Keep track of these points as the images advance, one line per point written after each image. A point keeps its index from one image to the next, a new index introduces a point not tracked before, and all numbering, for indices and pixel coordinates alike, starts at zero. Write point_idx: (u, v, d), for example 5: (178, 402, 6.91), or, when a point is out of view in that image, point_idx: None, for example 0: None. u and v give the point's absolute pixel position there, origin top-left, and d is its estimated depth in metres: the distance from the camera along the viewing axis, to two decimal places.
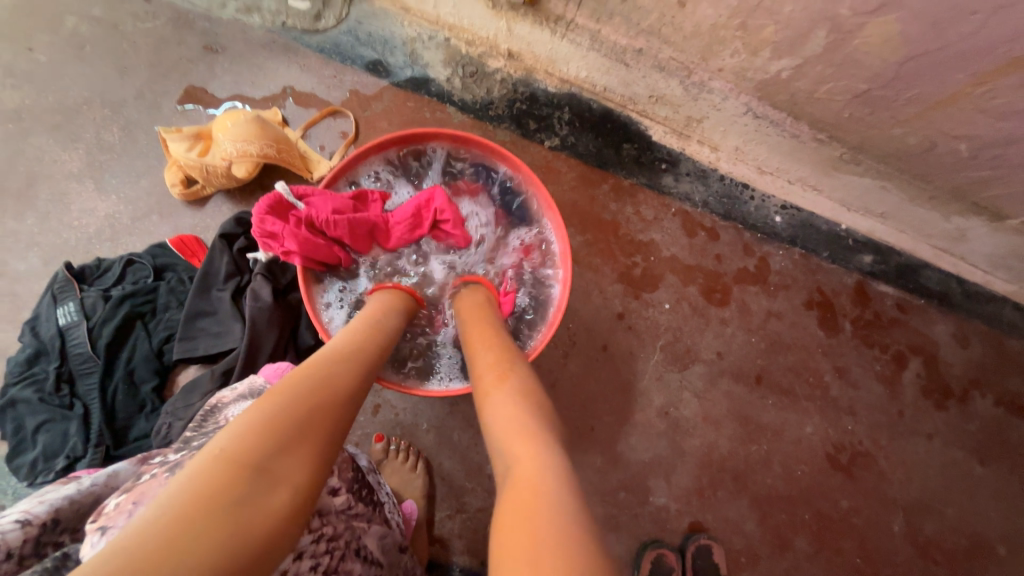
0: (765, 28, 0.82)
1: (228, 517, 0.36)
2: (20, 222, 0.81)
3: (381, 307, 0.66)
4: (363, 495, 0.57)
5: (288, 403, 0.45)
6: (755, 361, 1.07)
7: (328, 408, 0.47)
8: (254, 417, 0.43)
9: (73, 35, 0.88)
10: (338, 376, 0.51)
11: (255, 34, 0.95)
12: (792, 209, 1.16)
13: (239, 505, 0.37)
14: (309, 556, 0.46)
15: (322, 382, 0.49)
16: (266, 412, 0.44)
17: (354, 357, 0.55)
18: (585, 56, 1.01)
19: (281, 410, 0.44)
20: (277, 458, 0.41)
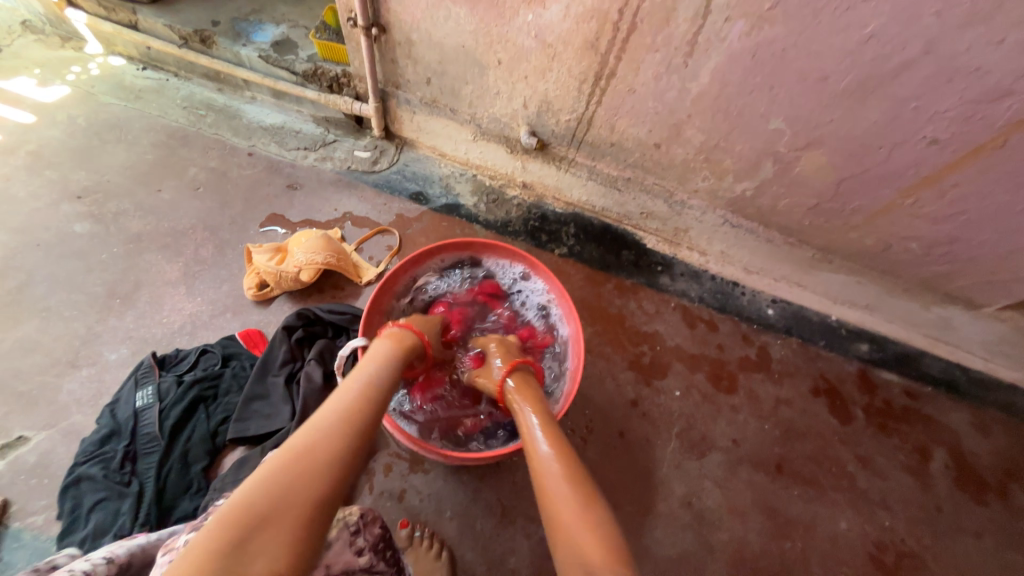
0: (724, 161, 1.05)
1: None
2: (119, 319, 0.96)
3: (364, 366, 0.61)
4: (389, 553, 0.65)
5: (273, 480, 0.46)
6: (772, 448, 1.09)
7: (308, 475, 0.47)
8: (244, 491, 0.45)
9: (192, 179, 1.15)
10: (326, 445, 0.50)
11: (327, 176, 1.23)
12: (781, 303, 1.29)
13: None
14: None
15: (310, 454, 0.48)
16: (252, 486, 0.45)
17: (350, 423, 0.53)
18: (586, 184, 1.25)
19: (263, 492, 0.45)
20: (253, 547, 0.42)
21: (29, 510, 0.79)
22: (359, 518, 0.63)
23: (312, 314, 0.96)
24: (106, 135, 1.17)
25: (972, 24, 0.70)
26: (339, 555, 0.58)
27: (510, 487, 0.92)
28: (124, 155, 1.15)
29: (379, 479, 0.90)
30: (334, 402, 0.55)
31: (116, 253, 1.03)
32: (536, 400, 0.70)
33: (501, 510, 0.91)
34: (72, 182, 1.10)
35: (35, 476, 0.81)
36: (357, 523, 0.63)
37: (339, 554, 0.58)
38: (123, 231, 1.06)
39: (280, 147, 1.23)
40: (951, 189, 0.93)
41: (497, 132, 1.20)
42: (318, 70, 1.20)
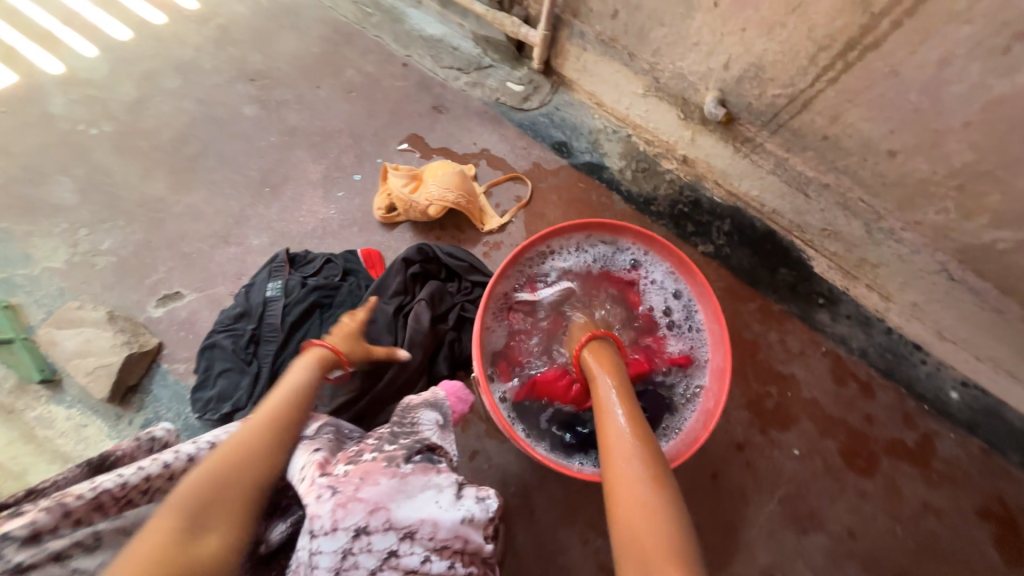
0: (988, 195, 0.77)
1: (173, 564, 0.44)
2: (265, 208, 1.02)
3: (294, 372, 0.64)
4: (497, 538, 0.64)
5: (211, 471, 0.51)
6: (896, 557, 0.89)
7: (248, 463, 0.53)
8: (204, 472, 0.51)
9: (348, 82, 1.14)
10: (260, 434, 0.56)
11: (474, 104, 1.14)
12: (974, 389, 1.00)
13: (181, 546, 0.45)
14: None
15: (241, 446, 0.54)
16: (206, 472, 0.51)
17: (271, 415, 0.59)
18: (763, 177, 1.02)
19: (207, 480, 0.50)
20: (197, 528, 0.47)
21: (176, 357, 0.91)
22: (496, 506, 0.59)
23: (431, 251, 0.94)
24: (284, 20, 1.18)
25: None
26: (478, 540, 0.56)
27: (580, 488, 0.87)
28: (295, 44, 1.16)
29: (455, 433, 0.90)
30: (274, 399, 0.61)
31: (273, 143, 1.08)
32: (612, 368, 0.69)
33: (564, 507, 0.86)
34: (249, 63, 1.14)
35: (183, 329, 0.93)
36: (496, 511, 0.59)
37: (479, 540, 0.56)
38: (282, 122, 1.10)
39: (434, 62, 1.16)
40: None
41: (675, 91, 1.00)
42: None
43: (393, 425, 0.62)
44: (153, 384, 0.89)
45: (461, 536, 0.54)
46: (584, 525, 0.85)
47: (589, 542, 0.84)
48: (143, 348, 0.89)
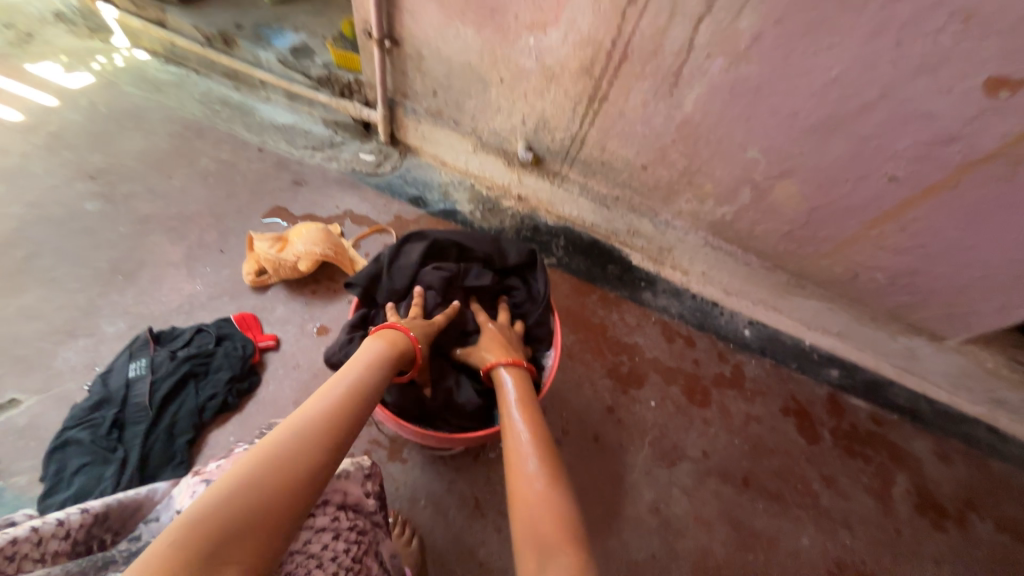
0: (705, 185, 1.13)
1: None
2: (120, 294, 1.00)
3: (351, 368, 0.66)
4: (381, 514, 0.68)
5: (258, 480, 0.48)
6: (741, 462, 1.13)
7: (290, 477, 0.50)
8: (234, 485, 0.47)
9: (202, 169, 1.21)
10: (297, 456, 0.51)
11: (331, 175, 1.29)
12: (758, 326, 1.35)
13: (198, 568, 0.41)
14: (343, 537, 0.56)
15: (291, 455, 0.51)
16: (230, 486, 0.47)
17: (327, 430, 0.56)
18: (577, 201, 1.32)
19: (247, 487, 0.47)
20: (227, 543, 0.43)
21: (14, 470, 0.81)
22: (368, 469, 0.67)
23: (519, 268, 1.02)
24: (125, 123, 1.23)
25: (922, 74, 0.78)
26: (354, 491, 0.61)
27: (485, 480, 0.95)
28: (140, 141, 1.22)
29: None
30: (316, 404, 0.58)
31: (123, 232, 1.08)
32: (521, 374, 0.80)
33: (474, 501, 0.93)
34: (87, 163, 1.15)
35: (24, 437, 0.83)
36: (368, 472, 0.67)
37: (354, 491, 0.61)
38: (131, 211, 1.11)
39: (289, 145, 1.30)
40: (912, 223, 1.00)
41: (495, 146, 1.27)
42: (331, 76, 1.28)
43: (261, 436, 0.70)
44: None
45: (340, 489, 0.59)
46: (494, 513, 0.92)
47: (502, 527, 0.91)
48: None
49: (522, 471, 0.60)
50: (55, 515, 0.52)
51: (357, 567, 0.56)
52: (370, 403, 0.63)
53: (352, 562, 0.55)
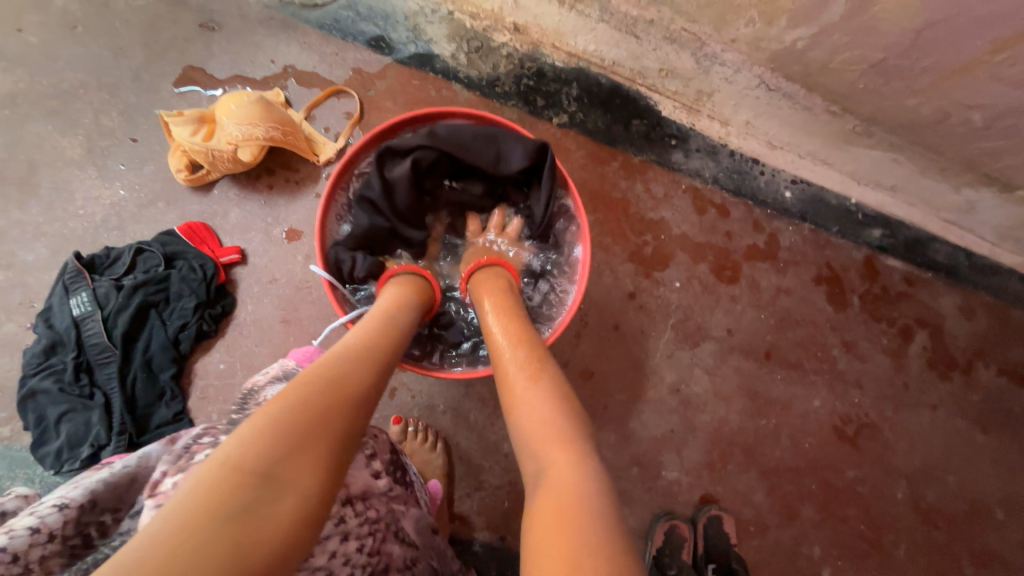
0: None
1: (240, 537, 0.34)
2: (23, 211, 0.79)
3: (387, 308, 0.63)
4: (398, 478, 0.64)
5: (304, 410, 0.42)
6: (764, 337, 1.09)
7: (340, 407, 0.44)
8: (278, 413, 0.41)
9: (64, 13, 0.85)
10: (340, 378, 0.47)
11: (252, 11, 0.92)
12: (802, 184, 1.14)
13: (245, 509, 0.35)
14: (354, 537, 0.52)
15: (336, 386, 0.46)
16: (274, 416, 0.41)
17: (365, 354, 0.52)
18: (594, 29, 0.99)
19: (294, 416, 0.41)
20: (277, 482, 0.37)
21: None
22: (370, 443, 0.61)
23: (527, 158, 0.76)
24: None
25: None
26: (360, 478, 0.55)
27: None
28: None
29: None
30: (352, 339, 0.54)
31: None
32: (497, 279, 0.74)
33: (494, 404, 0.90)
34: None
35: None
36: (370, 447, 0.60)
37: (360, 478, 0.55)
38: None
39: None
40: None
41: None
42: None
43: (236, 414, 0.57)
44: None
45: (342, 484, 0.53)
46: None
47: None
48: None
49: (507, 375, 0.59)
50: (25, 521, 0.45)
51: (374, 558, 0.54)
52: (403, 342, 0.59)
53: (367, 556, 0.53)
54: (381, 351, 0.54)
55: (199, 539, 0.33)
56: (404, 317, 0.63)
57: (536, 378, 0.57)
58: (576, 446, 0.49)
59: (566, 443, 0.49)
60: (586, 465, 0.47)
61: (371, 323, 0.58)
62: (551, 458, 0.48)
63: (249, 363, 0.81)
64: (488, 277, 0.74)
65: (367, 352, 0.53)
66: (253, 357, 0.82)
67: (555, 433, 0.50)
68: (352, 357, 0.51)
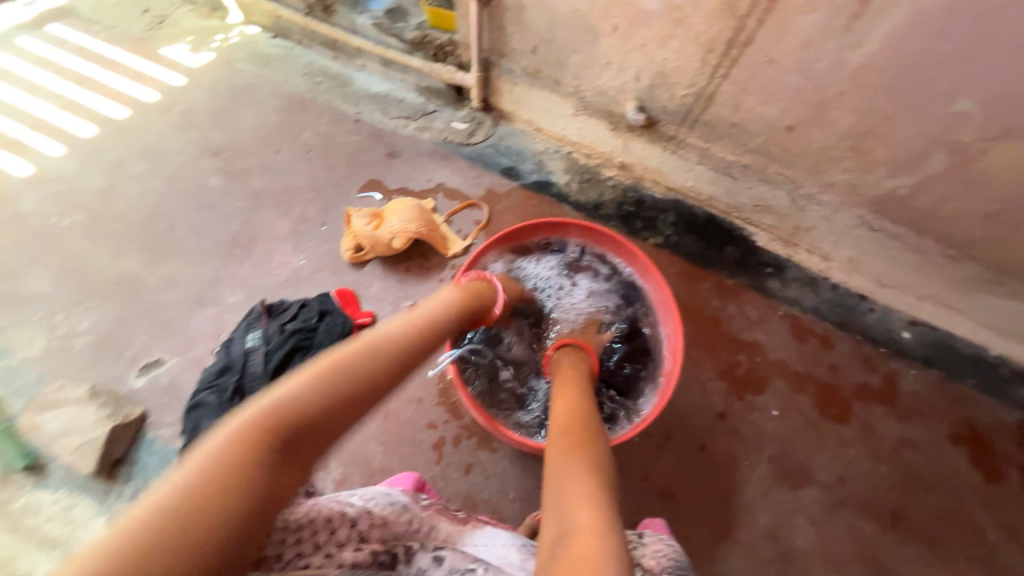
0: (876, 150, 0.88)
1: (243, 486, 0.41)
2: (238, 266, 1.07)
3: (443, 307, 0.70)
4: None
5: (330, 385, 0.48)
6: (887, 494, 0.93)
7: (354, 394, 0.50)
8: (305, 388, 0.47)
9: (306, 143, 1.24)
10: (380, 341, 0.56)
11: (424, 146, 1.25)
12: (922, 326, 1.08)
13: (252, 471, 0.41)
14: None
15: (358, 376, 0.51)
16: (297, 391, 0.47)
17: (394, 343, 0.57)
18: (693, 169, 1.13)
19: (320, 394, 0.47)
20: (285, 449, 0.44)
21: (159, 423, 0.92)
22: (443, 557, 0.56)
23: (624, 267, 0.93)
24: (240, 99, 1.30)
25: None
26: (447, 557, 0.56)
27: None
28: (252, 117, 1.27)
29: (447, 449, 0.91)
30: (394, 323, 0.61)
31: (239, 207, 1.14)
32: (574, 367, 0.76)
33: None
34: (210, 140, 1.24)
35: (165, 394, 0.94)
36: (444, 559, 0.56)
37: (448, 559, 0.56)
38: (246, 187, 1.17)
39: (383, 115, 1.28)
40: None
41: (601, 107, 1.12)
42: (426, 38, 1.21)
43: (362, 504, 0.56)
44: (139, 454, 0.90)
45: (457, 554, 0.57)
46: None
47: None
48: (127, 419, 0.90)
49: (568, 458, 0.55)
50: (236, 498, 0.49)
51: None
52: (439, 339, 0.65)
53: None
54: (423, 337, 0.61)
55: (219, 475, 0.40)
56: (450, 315, 0.70)
57: (581, 452, 0.55)
58: (608, 541, 0.44)
59: (612, 520, 0.47)
60: (612, 547, 0.43)
61: (415, 317, 0.64)
62: (579, 523, 0.46)
63: None
64: (571, 363, 0.77)
65: (395, 340, 0.58)
66: None
67: (593, 513, 0.47)
68: (384, 342, 0.57)
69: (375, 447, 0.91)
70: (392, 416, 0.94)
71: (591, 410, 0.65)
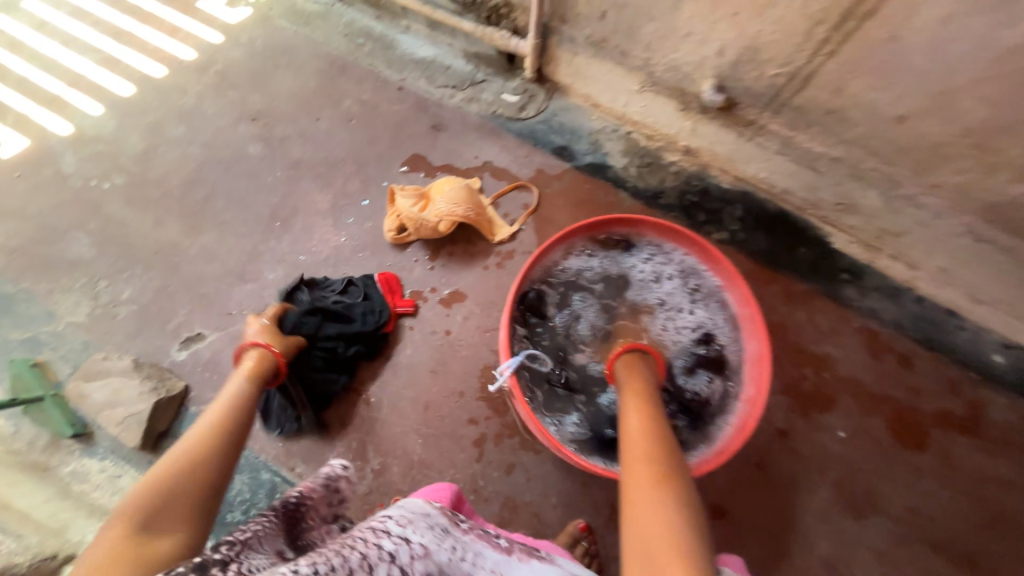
0: (1007, 149, 0.75)
1: (134, 562, 0.42)
2: (277, 241, 1.03)
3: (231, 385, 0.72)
4: None
5: (167, 481, 0.51)
6: (964, 532, 0.85)
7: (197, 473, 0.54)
8: (143, 493, 0.49)
9: (348, 112, 1.16)
10: (235, 411, 0.66)
11: (471, 119, 1.16)
12: (1018, 349, 0.96)
13: (134, 544, 0.43)
14: None
15: (193, 463, 0.55)
16: (139, 495, 0.49)
17: (228, 420, 0.63)
18: (770, 159, 1.01)
19: (159, 488, 0.50)
20: (153, 523, 0.46)
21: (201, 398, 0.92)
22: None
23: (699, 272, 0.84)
24: (279, 60, 1.22)
25: None
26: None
27: None
28: (291, 80, 1.20)
29: (489, 447, 0.88)
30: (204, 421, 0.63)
31: (279, 178, 1.09)
32: (641, 377, 0.68)
33: (610, 513, 0.84)
34: (248, 103, 1.17)
35: (206, 370, 0.93)
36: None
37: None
38: (286, 156, 1.12)
39: (428, 83, 1.19)
40: None
41: (671, 84, 1.00)
42: None
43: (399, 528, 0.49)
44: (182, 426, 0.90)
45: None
46: None
47: None
48: (170, 392, 0.89)
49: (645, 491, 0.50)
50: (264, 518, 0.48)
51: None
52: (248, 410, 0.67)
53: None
54: (233, 407, 0.66)
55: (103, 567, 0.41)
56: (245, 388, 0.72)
57: (670, 489, 0.49)
58: None
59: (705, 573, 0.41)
60: None
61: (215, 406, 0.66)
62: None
63: (394, 404, 0.91)
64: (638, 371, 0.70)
65: (224, 422, 0.63)
66: (401, 398, 0.91)
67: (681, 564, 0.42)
68: (211, 426, 0.61)
69: (415, 439, 0.89)
70: (433, 408, 0.90)
71: (665, 429, 0.59)
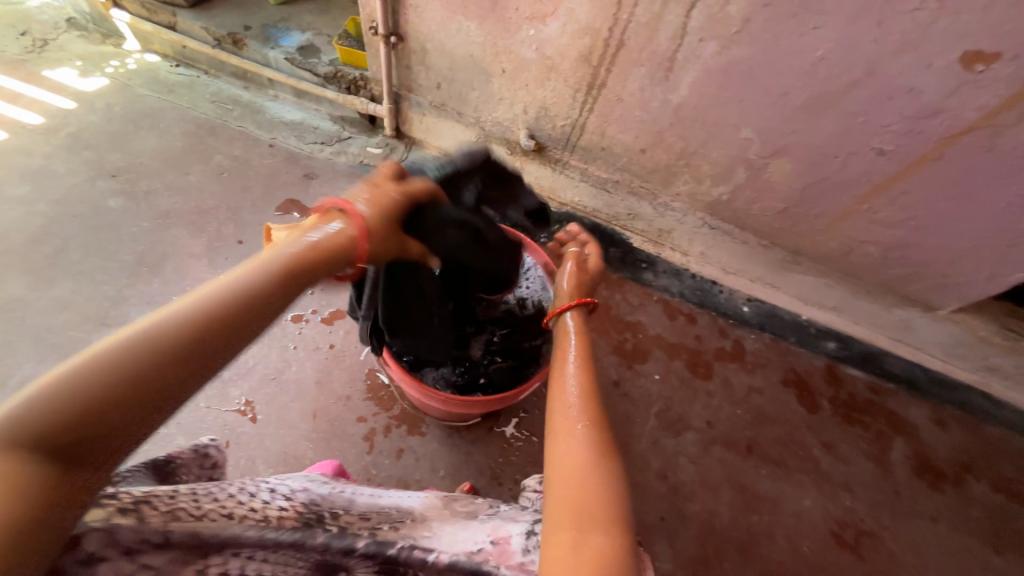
0: (702, 165, 1.16)
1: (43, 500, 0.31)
2: (147, 285, 1.06)
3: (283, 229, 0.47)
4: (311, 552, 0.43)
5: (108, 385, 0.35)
6: (743, 431, 1.18)
7: (184, 376, 0.39)
8: (86, 384, 0.34)
9: (218, 166, 1.26)
10: (282, 267, 0.46)
11: (341, 168, 1.34)
12: (757, 302, 1.38)
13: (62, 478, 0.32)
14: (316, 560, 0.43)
15: (193, 354, 0.39)
16: (61, 388, 0.34)
17: (266, 288, 0.45)
18: (579, 186, 1.36)
19: (106, 393, 0.35)
20: (93, 454, 0.34)
21: None
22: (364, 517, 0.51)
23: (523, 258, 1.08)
24: (141, 122, 1.28)
25: (904, 51, 0.81)
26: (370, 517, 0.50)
27: (500, 450, 1.00)
28: (155, 140, 1.26)
29: (379, 438, 0.98)
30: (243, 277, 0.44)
31: (145, 228, 1.13)
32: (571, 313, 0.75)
33: (490, 472, 0.98)
34: (106, 162, 1.21)
35: None
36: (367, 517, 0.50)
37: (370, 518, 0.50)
38: (152, 207, 1.16)
39: (298, 140, 1.35)
40: (899, 197, 1.02)
41: (498, 135, 1.32)
42: (338, 73, 1.33)
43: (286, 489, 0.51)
44: None
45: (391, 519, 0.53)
46: (511, 483, 0.97)
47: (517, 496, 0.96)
48: None
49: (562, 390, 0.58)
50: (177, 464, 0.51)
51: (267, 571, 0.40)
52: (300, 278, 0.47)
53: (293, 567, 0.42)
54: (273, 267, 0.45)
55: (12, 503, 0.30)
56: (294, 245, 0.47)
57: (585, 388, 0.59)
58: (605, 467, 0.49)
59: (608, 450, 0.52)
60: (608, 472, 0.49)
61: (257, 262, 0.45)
62: (578, 446, 0.51)
63: (282, 416, 0.97)
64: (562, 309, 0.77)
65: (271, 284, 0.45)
66: (289, 410, 0.97)
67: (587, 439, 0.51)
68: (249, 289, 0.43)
69: (306, 444, 0.95)
70: (322, 413, 0.98)
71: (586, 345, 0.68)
